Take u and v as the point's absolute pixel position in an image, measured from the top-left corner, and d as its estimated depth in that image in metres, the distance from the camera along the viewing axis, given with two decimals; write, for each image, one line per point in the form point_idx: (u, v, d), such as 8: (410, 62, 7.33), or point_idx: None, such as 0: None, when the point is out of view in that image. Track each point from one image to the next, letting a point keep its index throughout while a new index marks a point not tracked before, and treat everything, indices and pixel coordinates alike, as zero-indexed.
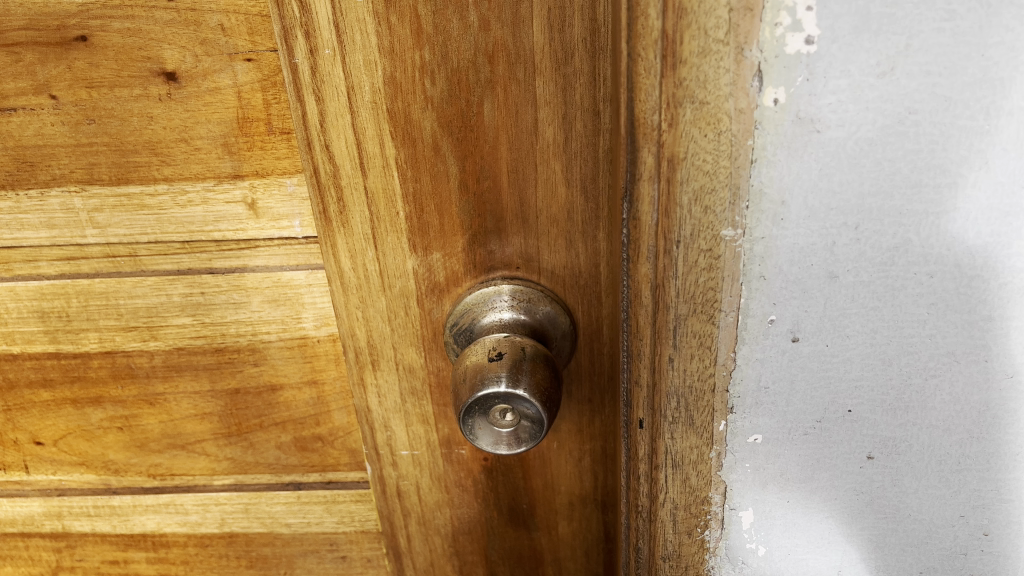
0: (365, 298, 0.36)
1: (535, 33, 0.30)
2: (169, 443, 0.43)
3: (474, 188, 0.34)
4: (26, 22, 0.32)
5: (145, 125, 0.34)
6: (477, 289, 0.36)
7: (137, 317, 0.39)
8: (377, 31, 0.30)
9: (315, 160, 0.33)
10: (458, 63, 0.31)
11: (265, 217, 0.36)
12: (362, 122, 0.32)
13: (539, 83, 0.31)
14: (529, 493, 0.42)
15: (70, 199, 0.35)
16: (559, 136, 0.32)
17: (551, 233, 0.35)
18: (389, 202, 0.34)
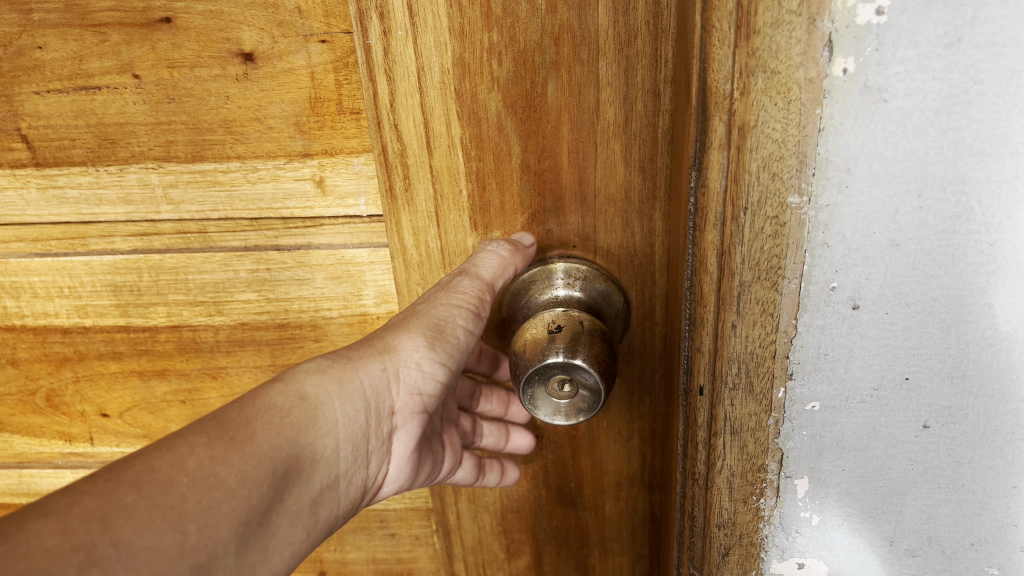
0: (426, 275, 0.38)
1: (600, 16, 0.31)
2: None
3: (535, 167, 0.35)
4: (115, 3, 0.33)
5: (222, 104, 0.35)
6: (534, 267, 0.37)
7: (204, 292, 0.40)
8: (448, 13, 0.32)
9: (384, 138, 0.34)
10: (524, 45, 0.32)
11: (332, 195, 0.37)
12: (431, 102, 0.33)
13: (602, 64, 0.32)
14: (577, 472, 0.43)
15: (147, 175, 0.37)
16: (620, 117, 0.33)
17: (609, 213, 0.36)
18: (452, 181, 0.35)
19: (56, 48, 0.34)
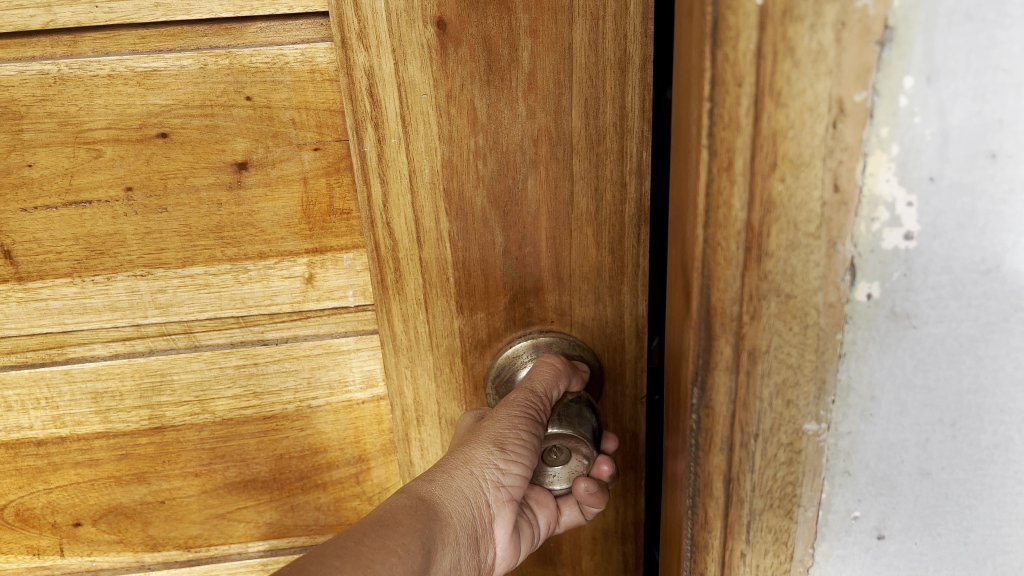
0: (414, 358, 0.40)
1: (573, 120, 0.35)
2: (210, 514, 0.44)
3: (516, 254, 0.38)
4: (110, 121, 0.35)
5: (214, 210, 0.37)
6: (513, 342, 0.40)
7: (189, 392, 0.41)
8: (438, 121, 0.35)
9: (376, 236, 0.37)
10: (507, 146, 0.36)
11: (321, 290, 0.39)
12: (421, 201, 0.36)
13: (575, 161, 0.36)
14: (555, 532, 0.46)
15: (136, 283, 0.38)
16: (591, 207, 0.37)
17: (583, 289, 0.39)
18: (441, 270, 0.38)
19: (47, 166, 0.35)
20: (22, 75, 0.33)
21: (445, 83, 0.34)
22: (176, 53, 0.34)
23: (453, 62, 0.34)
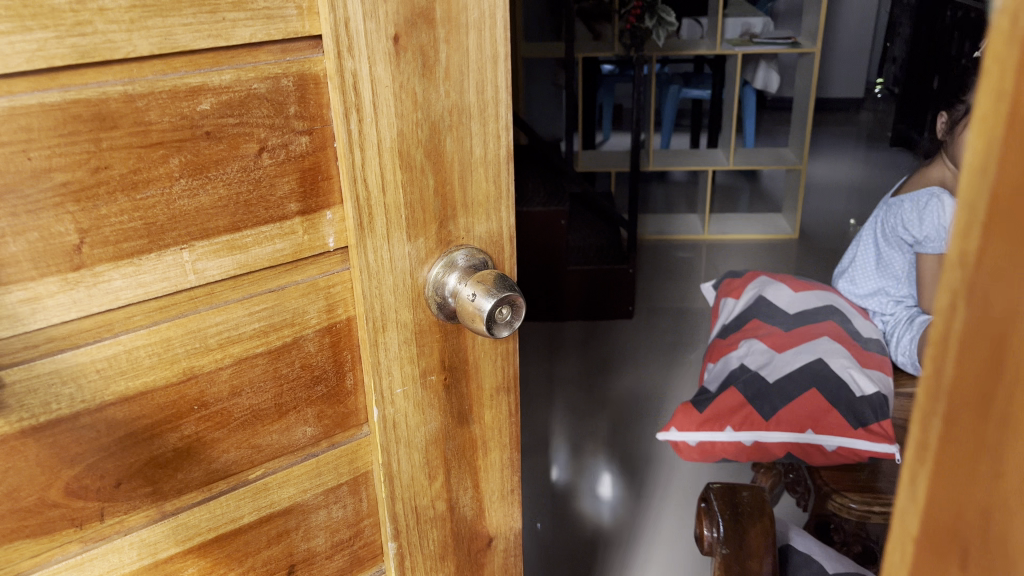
0: (379, 279, 0.56)
1: (471, 98, 0.55)
2: (229, 447, 0.55)
3: (442, 192, 0.56)
4: (168, 126, 0.46)
5: (241, 186, 0.49)
6: (443, 256, 0.58)
7: (214, 342, 0.52)
8: (395, 104, 0.52)
9: (355, 191, 0.53)
10: (434, 118, 0.54)
11: (310, 240, 0.53)
12: (384, 162, 0.53)
13: (473, 124, 0.56)
14: (468, 397, 0.64)
15: (182, 254, 0.48)
16: (482, 154, 0.57)
17: (480, 212, 0.59)
18: (396, 211, 0.55)
19: (120, 166, 0.45)
20: (103, 93, 0.43)
21: (398, 78, 0.51)
22: (217, 72, 0.46)
23: (404, 61, 0.51)
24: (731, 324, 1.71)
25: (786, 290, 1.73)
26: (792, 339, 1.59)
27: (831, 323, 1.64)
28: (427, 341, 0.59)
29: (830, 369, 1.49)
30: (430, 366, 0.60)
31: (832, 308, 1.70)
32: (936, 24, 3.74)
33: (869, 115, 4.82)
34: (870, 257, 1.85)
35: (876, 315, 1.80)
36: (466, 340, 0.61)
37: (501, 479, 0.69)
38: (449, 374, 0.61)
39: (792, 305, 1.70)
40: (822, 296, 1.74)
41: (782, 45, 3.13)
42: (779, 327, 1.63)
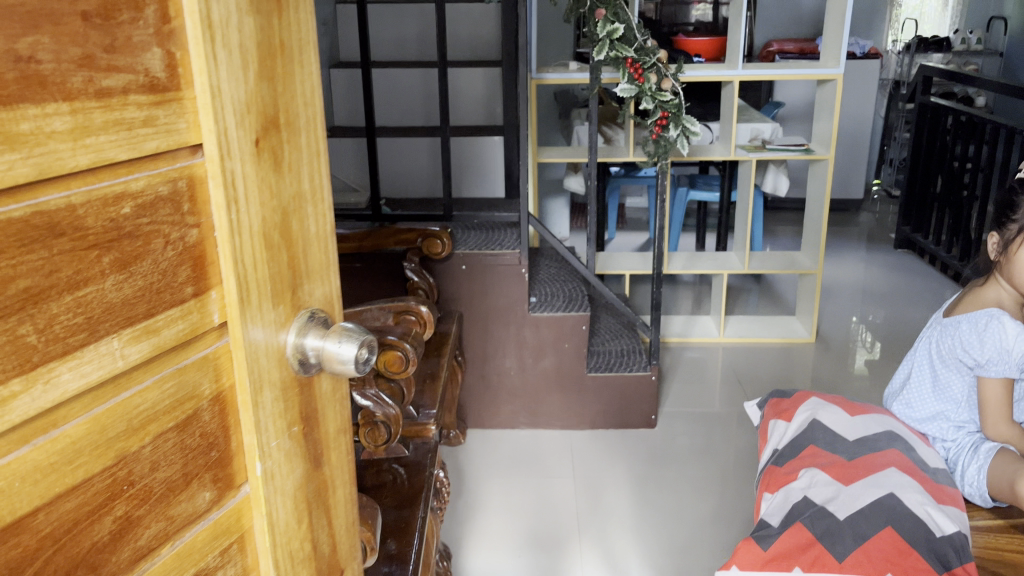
0: (259, 347, 0.64)
1: (305, 186, 0.68)
2: (150, 523, 0.60)
3: (293, 265, 0.67)
4: (100, 229, 0.53)
5: (153, 277, 0.57)
6: (297, 319, 0.67)
7: (137, 423, 0.58)
8: (259, 195, 0.62)
9: (235, 270, 0.61)
10: (285, 203, 0.65)
11: (204, 318, 0.61)
12: (253, 243, 0.62)
13: (307, 207, 0.68)
14: (321, 442, 0.73)
15: (113, 344, 0.55)
16: (314, 231, 0.70)
17: (317, 279, 0.70)
18: (264, 285, 0.64)
19: (66, 268, 0.51)
20: (56, 200, 0.50)
21: (260, 173, 0.62)
22: (131, 177, 0.55)
23: (262, 158, 0.62)
24: (788, 452, 2.11)
25: (842, 415, 2.16)
26: (854, 470, 1.94)
27: (894, 452, 1.98)
28: (290, 396, 0.68)
29: (903, 504, 1.79)
30: (292, 419, 0.69)
31: (891, 434, 2.05)
32: (937, 128, 4.11)
33: (871, 217, 4.90)
34: (927, 379, 2.13)
35: (938, 440, 2.10)
36: (315, 391, 0.71)
37: (344, 513, 0.79)
38: (308, 425, 0.70)
39: (849, 431, 2.09)
40: (879, 421, 2.11)
41: (797, 152, 3.53)
42: (839, 459, 1.99)
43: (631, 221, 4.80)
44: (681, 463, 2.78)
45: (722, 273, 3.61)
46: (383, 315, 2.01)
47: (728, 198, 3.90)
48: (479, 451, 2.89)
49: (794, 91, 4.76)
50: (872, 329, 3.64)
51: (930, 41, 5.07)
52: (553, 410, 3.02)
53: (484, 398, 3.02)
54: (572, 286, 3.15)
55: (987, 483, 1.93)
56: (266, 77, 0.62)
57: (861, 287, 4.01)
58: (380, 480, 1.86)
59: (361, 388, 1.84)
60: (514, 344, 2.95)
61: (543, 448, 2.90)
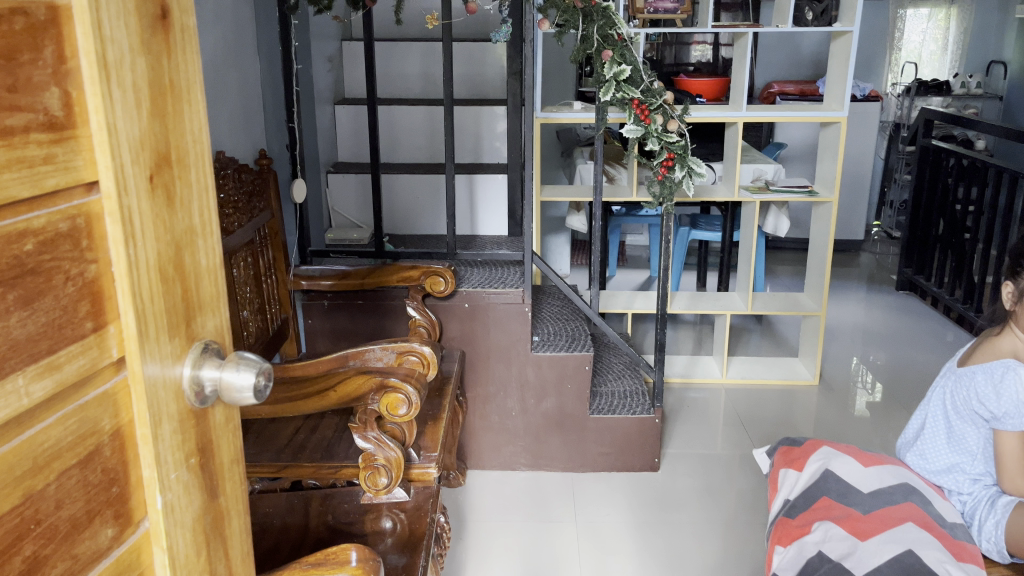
0: (158, 380, 0.65)
1: (196, 220, 0.69)
2: (55, 561, 0.61)
3: (187, 298, 0.68)
4: (4, 267, 0.54)
5: (55, 315, 0.58)
6: (192, 351, 0.69)
7: (38, 460, 0.59)
8: (153, 229, 0.64)
9: (131, 305, 0.62)
10: (177, 238, 0.67)
11: (105, 353, 0.62)
12: (148, 279, 0.64)
13: (199, 240, 0.70)
14: (217, 472, 0.75)
15: (18, 382, 0.55)
16: (205, 265, 0.71)
17: (211, 311, 0.72)
18: (162, 318, 0.65)
19: None
20: None
21: (154, 208, 0.64)
22: (33, 214, 0.56)
23: (156, 195, 0.64)
24: (800, 503, 2.07)
25: (855, 465, 2.11)
26: (868, 524, 1.90)
27: (908, 505, 1.94)
28: (187, 427, 0.69)
29: (922, 562, 1.75)
30: (189, 450, 0.70)
31: (904, 489, 2.00)
32: (939, 171, 4.14)
33: (871, 257, 5.01)
34: (941, 430, 2.07)
35: (953, 493, 2.05)
36: (210, 421, 0.72)
37: (241, 545, 0.80)
38: (205, 456, 0.71)
39: (863, 483, 2.05)
40: (895, 474, 2.06)
41: (800, 193, 3.49)
42: (854, 511, 1.96)
43: (633, 259, 4.88)
44: (684, 509, 2.69)
45: (724, 314, 3.56)
46: (385, 356, 1.93)
47: (730, 239, 3.92)
48: (479, 494, 2.79)
49: (795, 132, 4.85)
50: (873, 370, 3.62)
51: (929, 85, 5.18)
52: (555, 453, 2.90)
53: (483, 438, 2.90)
54: (576, 324, 3.02)
55: (1004, 538, 1.89)
56: (158, 115, 0.63)
57: (860, 328, 4.02)
58: (375, 526, 1.77)
59: (362, 429, 1.83)
60: (515, 385, 2.83)
61: (545, 492, 2.80)
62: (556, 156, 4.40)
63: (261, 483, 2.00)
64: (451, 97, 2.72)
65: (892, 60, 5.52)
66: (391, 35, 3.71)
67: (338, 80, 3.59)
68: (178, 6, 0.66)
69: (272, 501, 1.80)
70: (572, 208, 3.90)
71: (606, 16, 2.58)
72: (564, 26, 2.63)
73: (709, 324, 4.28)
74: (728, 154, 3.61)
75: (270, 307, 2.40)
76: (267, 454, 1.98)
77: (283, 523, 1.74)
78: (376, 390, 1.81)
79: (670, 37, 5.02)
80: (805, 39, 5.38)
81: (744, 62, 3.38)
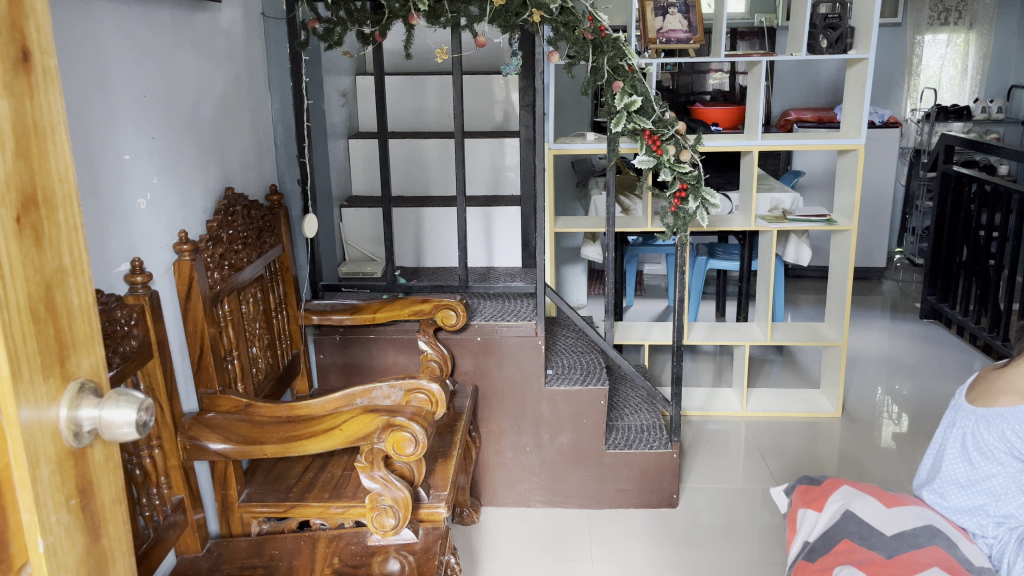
0: (29, 423, 0.64)
1: (65, 259, 0.69)
2: None
3: (60, 341, 0.68)
4: None
5: None
6: (66, 394, 0.69)
7: None
8: (21, 270, 0.63)
9: (4, 347, 0.61)
10: (47, 278, 0.67)
11: None
12: (13, 326, 0.62)
13: (69, 279, 0.70)
14: (100, 510, 0.74)
15: None
16: (78, 304, 0.71)
17: (84, 352, 0.72)
18: (30, 361, 0.64)
19: None
20: None
21: (20, 249, 0.63)
22: None
23: (24, 235, 0.64)
24: (820, 545, 1.79)
25: (877, 505, 1.83)
26: (894, 568, 1.62)
27: (934, 548, 1.66)
28: (66, 469, 0.69)
29: None
30: (69, 492, 0.69)
31: (931, 530, 1.71)
32: (961, 197, 4.11)
33: (894, 284, 4.97)
34: (956, 473, 1.78)
35: (978, 536, 1.75)
36: (90, 461, 0.72)
37: None
38: (86, 496, 0.71)
39: (885, 524, 1.77)
40: (917, 514, 1.78)
41: (819, 222, 3.34)
42: (878, 555, 1.67)
43: (651, 289, 4.84)
44: (709, 546, 2.52)
45: (744, 345, 3.43)
46: (392, 394, 1.78)
47: (748, 268, 3.85)
48: (490, 534, 2.60)
49: (813, 160, 4.82)
50: (898, 401, 3.51)
51: (948, 110, 5.12)
52: (572, 489, 2.72)
53: (497, 474, 2.73)
54: (590, 357, 2.85)
55: None
56: (23, 156, 0.64)
57: (884, 358, 3.93)
58: (381, 569, 1.57)
59: (368, 468, 1.61)
60: (529, 420, 2.66)
61: (559, 533, 2.61)
62: (571, 186, 4.42)
63: (268, 523, 1.85)
64: (459, 131, 2.59)
65: (910, 86, 5.48)
66: (402, 69, 3.61)
67: (353, 116, 3.47)
68: (40, 47, 0.66)
69: (280, 543, 1.68)
70: (588, 239, 3.87)
71: (616, 45, 2.36)
72: (572, 57, 2.39)
73: (729, 354, 4.20)
74: (743, 183, 3.51)
75: (281, 343, 2.32)
76: (275, 493, 1.83)
77: (290, 565, 1.60)
78: (382, 429, 1.59)
79: (685, 66, 5.22)
80: (822, 66, 5.36)
81: (759, 90, 3.28)
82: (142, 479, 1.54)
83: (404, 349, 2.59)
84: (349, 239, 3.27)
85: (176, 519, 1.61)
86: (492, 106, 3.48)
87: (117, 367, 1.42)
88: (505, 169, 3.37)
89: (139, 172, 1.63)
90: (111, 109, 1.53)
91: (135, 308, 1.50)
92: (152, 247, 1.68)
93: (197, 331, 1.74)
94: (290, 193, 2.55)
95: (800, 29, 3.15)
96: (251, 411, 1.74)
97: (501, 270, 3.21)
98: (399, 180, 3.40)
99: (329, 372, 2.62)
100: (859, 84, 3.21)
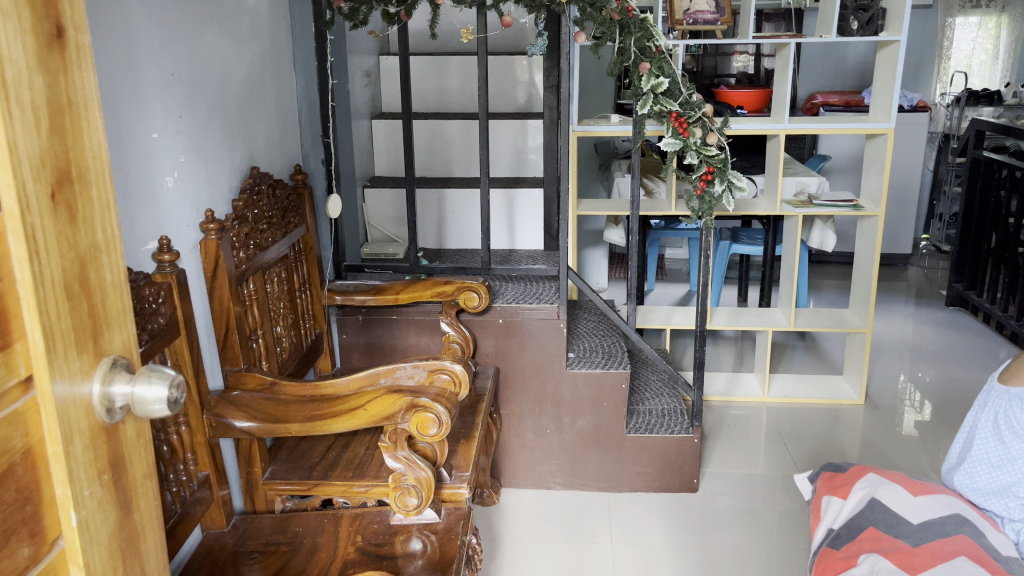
0: (63, 396, 0.64)
1: (97, 234, 0.69)
2: None
3: (94, 317, 0.69)
4: None
5: None
6: (99, 369, 0.69)
7: None
8: (58, 246, 0.64)
9: (42, 321, 0.62)
10: (81, 254, 0.67)
11: (16, 369, 0.61)
12: (50, 302, 0.63)
13: (101, 256, 0.70)
14: (130, 484, 0.75)
15: None
16: (111, 279, 0.72)
17: (116, 327, 0.72)
18: (66, 334, 0.65)
19: None
20: None
21: (56, 224, 0.64)
22: None
23: (58, 211, 0.64)
24: (845, 533, 1.78)
25: (904, 493, 1.82)
26: (921, 557, 1.61)
27: (961, 537, 1.65)
28: (99, 444, 0.69)
29: None
30: (102, 467, 0.70)
31: (958, 518, 1.70)
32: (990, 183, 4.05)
33: (919, 271, 4.92)
34: (984, 461, 1.77)
35: (1006, 522, 1.74)
36: (122, 437, 0.73)
37: (156, 558, 0.80)
38: (118, 472, 0.71)
39: (911, 512, 1.75)
40: (945, 502, 1.76)
41: (845, 208, 3.30)
42: (905, 543, 1.66)
43: (672, 274, 4.82)
44: (728, 531, 2.52)
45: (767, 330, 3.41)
46: (416, 373, 1.78)
47: (772, 253, 3.82)
48: (510, 515, 2.61)
49: (839, 144, 4.75)
50: (922, 389, 3.48)
51: (979, 94, 4.99)
52: (591, 471, 2.72)
53: (517, 455, 2.74)
54: (612, 340, 2.84)
55: None
56: (57, 132, 0.64)
57: (908, 345, 3.90)
58: (403, 548, 1.58)
59: (391, 448, 1.62)
60: (550, 403, 2.66)
61: (579, 515, 2.62)
62: (594, 169, 4.39)
63: (292, 501, 1.86)
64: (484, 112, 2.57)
65: (939, 69, 5.39)
66: (426, 49, 3.59)
67: (375, 95, 3.46)
68: (73, 22, 0.66)
69: (303, 521, 1.69)
70: (610, 222, 3.85)
71: (643, 26, 2.32)
72: (598, 37, 2.39)
73: (751, 339, 4.18)
74: (768, 168, 3.44)
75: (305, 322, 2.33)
76: (299, 471, 1.84)
77: (314, 542, 1.62)
78: (406, 409, 1.60)
79: (711, 48, 5.16)
80: (850, 49, 5.28)
81: (786, 73, 3.23)
82: (170, 456, 1.57)
83: (426, 329, 2.60)
84: (371, 221, 3.27)
85: (202, 494, 1.62)
86: (515, 87, 3.45)
87: (146, 344, 1.43)
88: (528, 151, 3.36)
89: (165, 150, 1.63)
90: (139, 84, 1.53)
91: (163, 286, 1.50)
92: (178, 225, 1.69)
93: (222, 310, 1.75)
94: (314, 173, 2.55)
95: (830, 11, 3.10)
96: (276, 389, 1.75)
97: (523, 252, 3.20)
98: (422, 161, 3.39)
99: (351, 352, 2.63)
100: (889, 67, 3.15)
